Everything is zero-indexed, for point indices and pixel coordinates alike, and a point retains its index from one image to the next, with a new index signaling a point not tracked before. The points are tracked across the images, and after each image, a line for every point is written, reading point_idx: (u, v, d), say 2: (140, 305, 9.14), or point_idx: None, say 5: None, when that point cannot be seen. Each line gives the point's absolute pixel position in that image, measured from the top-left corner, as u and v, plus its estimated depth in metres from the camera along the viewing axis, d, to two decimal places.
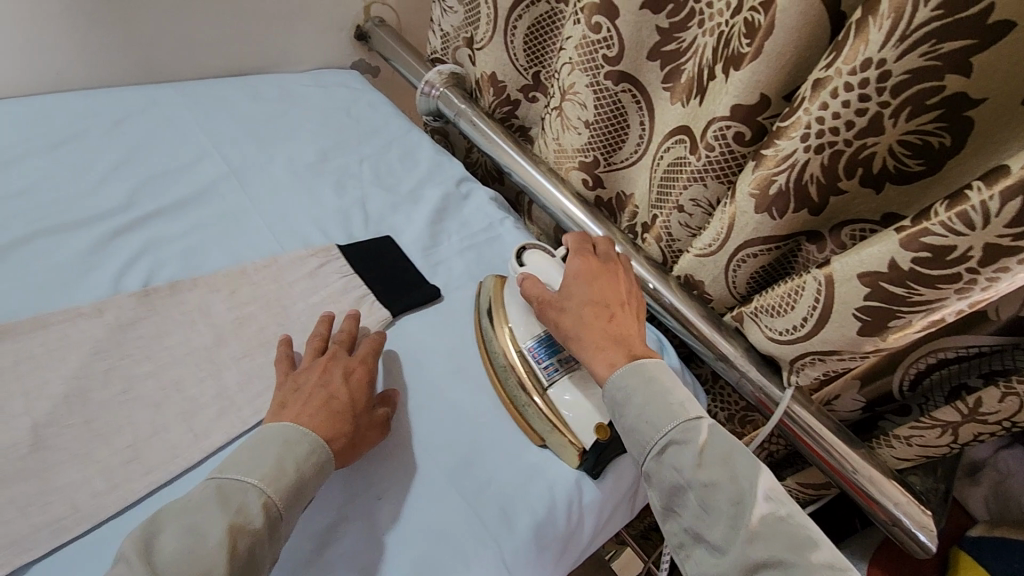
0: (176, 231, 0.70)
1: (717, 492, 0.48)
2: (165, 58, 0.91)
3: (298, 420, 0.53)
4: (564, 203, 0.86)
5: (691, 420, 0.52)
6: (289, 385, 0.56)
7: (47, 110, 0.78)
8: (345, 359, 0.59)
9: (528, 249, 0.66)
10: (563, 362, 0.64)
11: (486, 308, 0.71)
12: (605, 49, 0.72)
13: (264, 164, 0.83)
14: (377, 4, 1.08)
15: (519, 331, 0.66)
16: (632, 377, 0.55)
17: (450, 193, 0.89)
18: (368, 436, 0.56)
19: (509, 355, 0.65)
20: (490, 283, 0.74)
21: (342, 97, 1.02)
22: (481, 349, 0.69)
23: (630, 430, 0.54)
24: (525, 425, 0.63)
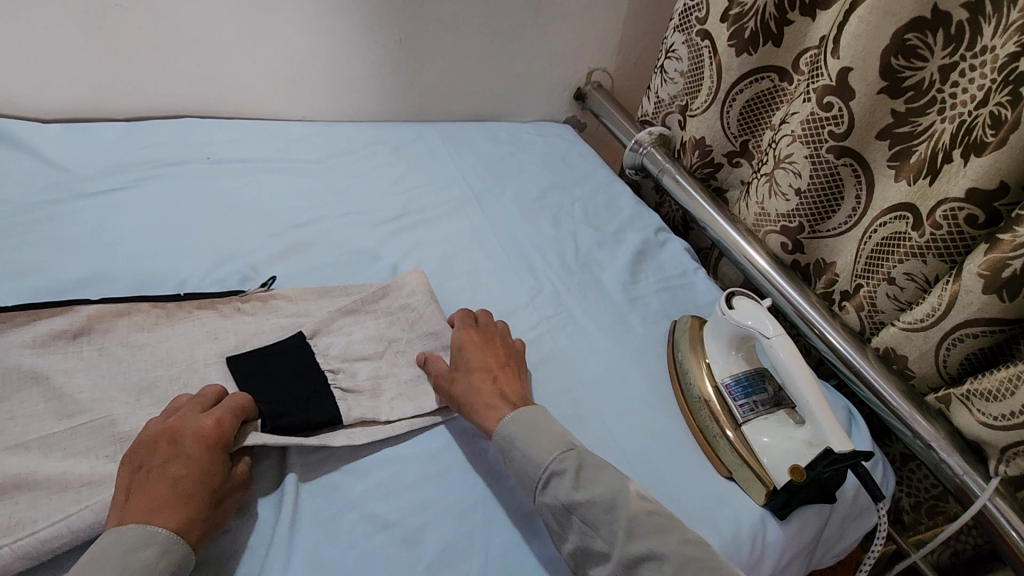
0: (434, 238, 0.87)
1: (582, 494, 0.54)
2: (429, 103, 1.12)
3: (148, 519, 0.47)
4: (759, 262, 0.90)
5: (564, 451, 0.58)
6: (128, 474, 0.49)
7: (347, 136, 1.01)
8: (193, 424, 0.53)
9: (735, 295, 0.72)
10: (758, 404, 0.68)
11: (680, 343, 0.78)
12: (832, 126, 0.77)
13: (498, 195, 0.99)
14: (598, 71, 1.24)
15: (717, 369, 0.72)
16: (518, 422, 0.60)
17: (649, 239, 0.98)
18: (229, 505, 0.52)
19: (704, 388, 0.71)
20: (689, 320, 0.81)
21: (558, 146, 1.18)
22: (673, 379, 0.75)
23: (517, 466, 0.58)
24: (714, 456, 0.68)
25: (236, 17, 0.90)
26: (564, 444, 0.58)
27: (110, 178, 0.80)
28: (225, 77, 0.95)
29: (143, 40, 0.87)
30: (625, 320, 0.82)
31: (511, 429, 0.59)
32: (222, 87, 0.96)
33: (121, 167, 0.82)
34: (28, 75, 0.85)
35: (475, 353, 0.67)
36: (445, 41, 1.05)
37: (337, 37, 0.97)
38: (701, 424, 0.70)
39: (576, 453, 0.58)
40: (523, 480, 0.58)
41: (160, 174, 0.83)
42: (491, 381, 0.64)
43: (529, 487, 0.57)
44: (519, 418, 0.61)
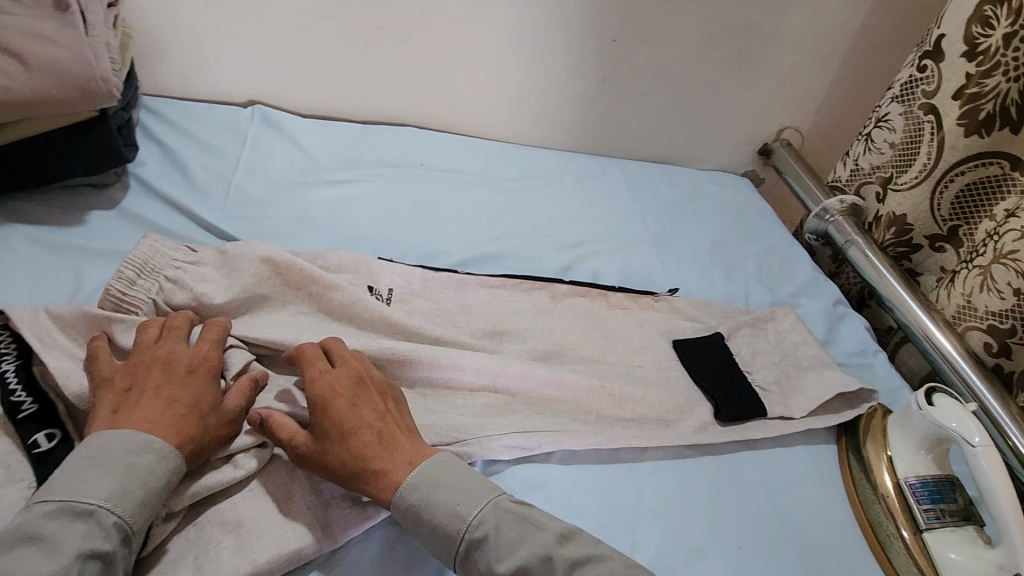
0: (611, 270, 0.90)
1: (135, 483, 0.46)
2: (614, 141, 1.16)
3: (148, 428, 0.50)
4: (956, 359, 0.82)
5: (482, 508, 0.52)
6: (119, 390, 0.52)
7: (536, 160, 1.08)
8: (187, 354, 0.56)
9: (936, 391, 0.67)
10: (947, 514, 0.63)
11: (857, 429, 0.74)
12: None
13: (673, 238, 1.00)
14: (790, 129, 1.21)
15: (900, 466, 0.68)
16: (435, 473, 0.53)
17: (829, 311, 0.93)
18: (215, 431, 0.53)
19: (882, 483, 0.67)
20: (871, 408, 0.76)
21: (736, 198, 1.16)
22: (843, 463, 0.72)
23: (424, 532, 0.51)
24: (883, 556, 0.63)
25: (461, 42, 0.97)
26: (485, 503, 0.52)
27: (345, 170, 0.92)
28: (442, 95, 1.03)
29: (377, 56, 0.96)
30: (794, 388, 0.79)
31: (419, 477, 0.53)
32: (431, 105, 1.04)
33: (354, 162, 0.94)
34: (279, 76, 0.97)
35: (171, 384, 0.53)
36: (646, 83, 1.08)
37: (547, 69, 1.02)
38: (871, 519, 0.66)
39: (500, 510, 0.52)
40: (444, 549, 0.51)
41: (380, 173, 0.93)
42: (379, 447, 0.54)
43: (447, 557, 0.51)
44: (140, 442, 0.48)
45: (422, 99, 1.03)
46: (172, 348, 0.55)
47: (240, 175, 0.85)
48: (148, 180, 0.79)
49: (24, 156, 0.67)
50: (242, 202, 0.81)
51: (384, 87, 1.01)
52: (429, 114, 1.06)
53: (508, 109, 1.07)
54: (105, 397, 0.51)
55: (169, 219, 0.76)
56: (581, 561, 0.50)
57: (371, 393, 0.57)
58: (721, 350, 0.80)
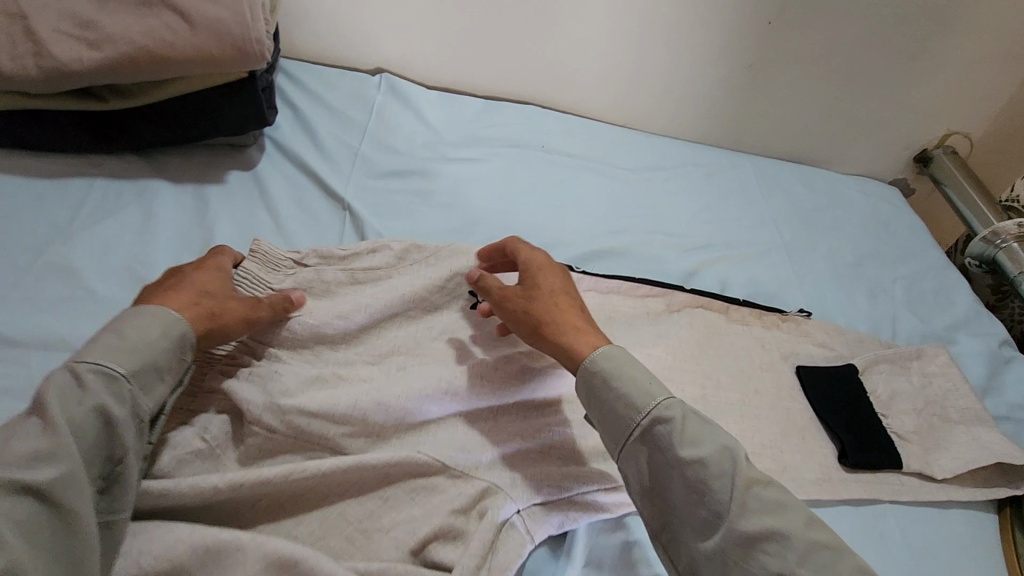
0: (740, 278, 0.83)
1: None
2: (750, 134, 1.06)
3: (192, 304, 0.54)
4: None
5: (668, 397, 0.51)
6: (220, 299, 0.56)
7: (663, 150, 1.01)
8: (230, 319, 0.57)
9: None
10: None
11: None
12: None
13: (810, 250, 0.91)
14: (957, 135, 1.06)
15: None
16: (628, 363, 0.53)
17: (992, 353, 0.81)
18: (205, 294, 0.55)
19: None
20: None
21: (882, 209, 1.04)
22: (1004, 534, 0.63)
23: (606, 412, 0.51)
24: None
25: (600, 17, 0.91)
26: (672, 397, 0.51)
27: (468, 147, 0.90)
28: (570, 74, 0.98)
29: (511, 28, 0.93)
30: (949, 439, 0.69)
31: (608, 358, 0.53)
32: (558, 82, 1.00)
33: (477, 140, 0.92)
34: (411, 45, 0.96)
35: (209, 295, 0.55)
36: (795, 74, 0.98)
37: (688, 52, 0.95)
38: None
39: (685, 406, 0.51)
40: (621, 423, 0.50)
41: (503, 153, 0.91)
42: (575, 334, 0.56)
43: (621, 434, 0.50)
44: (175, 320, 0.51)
45: (548, 76, 0.99)
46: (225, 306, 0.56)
47: (367, 145, 0.84)
48: (284, 144, 0.80)
49: (180, 114, 0.70)
50: (370, 173, 0.81)
51: (511, 63, 0.97)
52: (553, 93, 1.01)
53: (637, 93, 1.00)
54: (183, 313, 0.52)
55: (302, 186, 0.77)
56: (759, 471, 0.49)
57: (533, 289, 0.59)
58: (854, 384, 0.71)
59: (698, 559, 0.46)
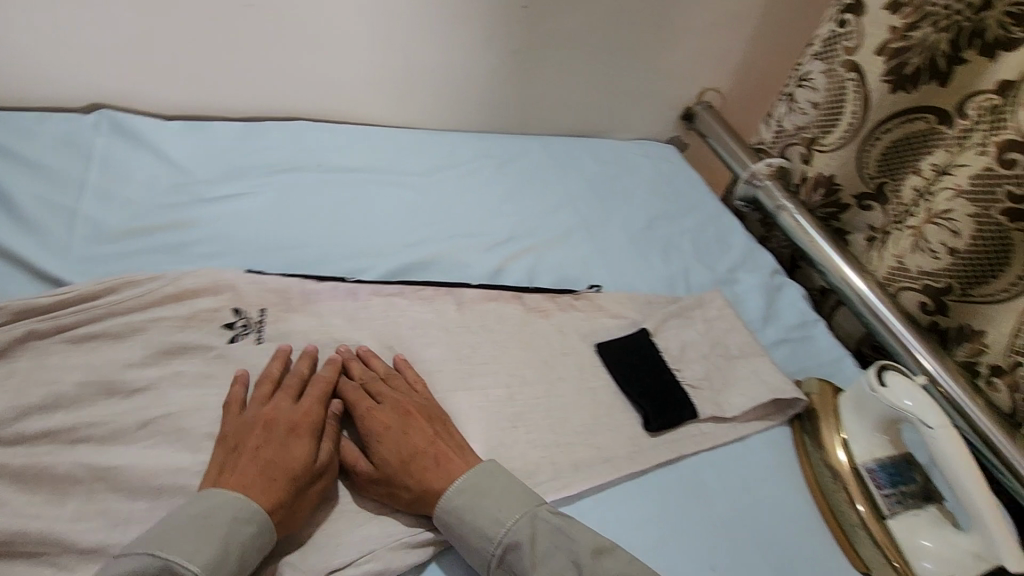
0: (547, 265, 0.82)
1: None
2: (535, 118, 1.07)
3: (237, 486, 0.49)
4: (901, 331, 0.81)
5: (538, 519, 0.53)
6: (250, 435, 0.52)
7: (452, 148, 0.97)
8: (287, 412, 0.55)
9: (888, 369, 0.63)
10: (906, 496, 0.61)
11: (810, 412, 0.71)
12: (1013, 186, 0.69)
13: (606, 222, 0.94)
14: (710, 91, 1.17)
15: (858, 449, 0.65)
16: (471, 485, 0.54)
17: (766, 284, 0.91)
18: (281, 448, 0.52)
19: (840, 467, 0.64)
20: (821, 386, 0.73)
21: (663, 168, 1.11)
22: (798, 452, 0.69)
23: (468, 547, 0.52)
24: (849, 547, 0.61)
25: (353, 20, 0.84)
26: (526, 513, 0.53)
27: (227, 182, 0.78)
28: (337, 82, 0.90)
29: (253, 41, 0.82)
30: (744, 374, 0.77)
31: (457, 491, 0.53)
32: (326, 94, 0.91)
33: (239, 172, 0.80)
34: (134, 74, 0.81)
35: (275, 441, 0.52)
36: (562, 56, 1.00)
37: (455, 45, 0.92)
38: (832, 508, 0.64)
39: (602, 544, 0.52)
40: (470, 553, 0.52)
41: (272, 182, 0.81)
42: (434, 465, 0.55)
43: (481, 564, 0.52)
44: (238, 505, 0.48)
45: (313, 87, 0.90)
46: (274, 408, 0.54)
47: (90, 204, 0.69)
48: None
49: None
50: (97, 237, 0.67)
51: (265, 80, 0.87)
52: (323, 104, 0.92)
53: (414, 92, 0.95)
54: (257, 486, 0.49)
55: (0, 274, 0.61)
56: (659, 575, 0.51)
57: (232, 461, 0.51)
58: (643, 346, 0.73)
59: None
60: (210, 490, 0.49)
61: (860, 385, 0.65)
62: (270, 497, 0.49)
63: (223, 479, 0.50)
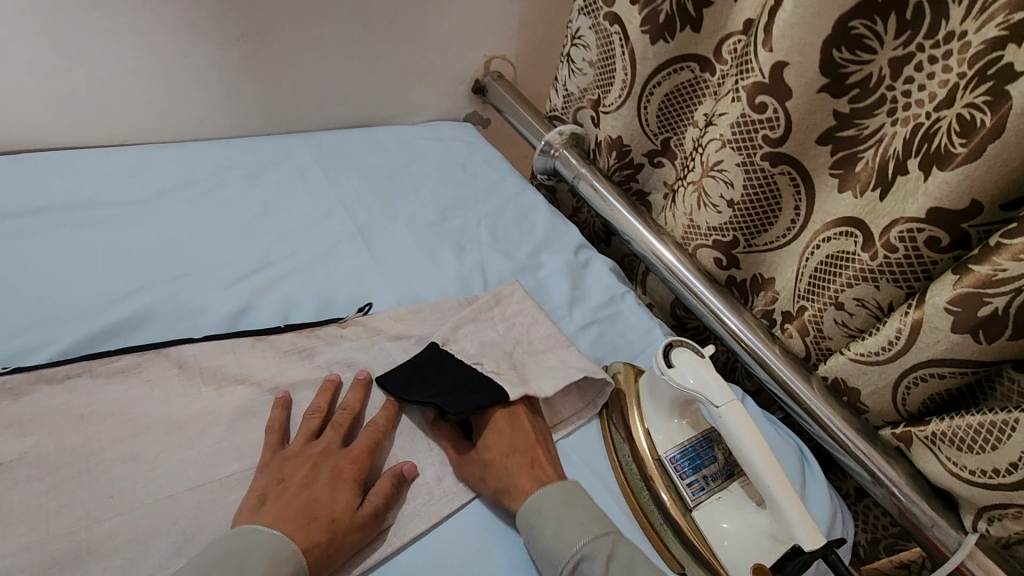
0: (307, 294, 0.69)
1: None
2: (293, 108, 0.93)
3: (275, 524, 0.47)
4: (706, 295, 0.79)
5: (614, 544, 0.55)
6: (273, 472, 0.51)
7: (185, 162, 0.80)
8: (339, 454, 0.53)
9: (677, 347, 0.59)
10: (710, 480, 0.57)
11: (615, 402, 0.65)
12: (767, 129, 0.66)
13: (387, 223, 0.82)
14: (496, 59, 1.09)
15: (659, 440, 0.60)
16: (541, 505, 0.53)
17: (569, 263, 0.85)
18: (340, 491, 0.50)
19: (645, 463, 0.59)
20: (623, 370, 0.67)
21: (458, 152, 1.00)
22: (608, 452, 0.63)
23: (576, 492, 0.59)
24: (662, 548, 0.56)
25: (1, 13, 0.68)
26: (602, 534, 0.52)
27: None
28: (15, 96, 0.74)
29: None
30: None
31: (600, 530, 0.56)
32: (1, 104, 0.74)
33: None
34: None
35: (323, 481, 0.51)
36: (303, 33, 0.87)
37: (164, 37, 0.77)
38: (644, 508, 0.58)
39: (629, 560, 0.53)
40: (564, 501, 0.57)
41: None
42: (532, 470, 0.56)
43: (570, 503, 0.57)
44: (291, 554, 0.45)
45: None
46: (328, 444, 0.53)
47: None
48: None
49: None
50: None
51: None
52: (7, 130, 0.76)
53: (125, 99, 0.80)
54: (274, 511, 0.48)
55: None
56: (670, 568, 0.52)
57: (340, 505, 0.49)
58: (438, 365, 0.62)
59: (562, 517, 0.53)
60: (253, 525, 0.46)
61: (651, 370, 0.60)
62: (305, 536, 0.47)
63: (263, 511, 0.48)
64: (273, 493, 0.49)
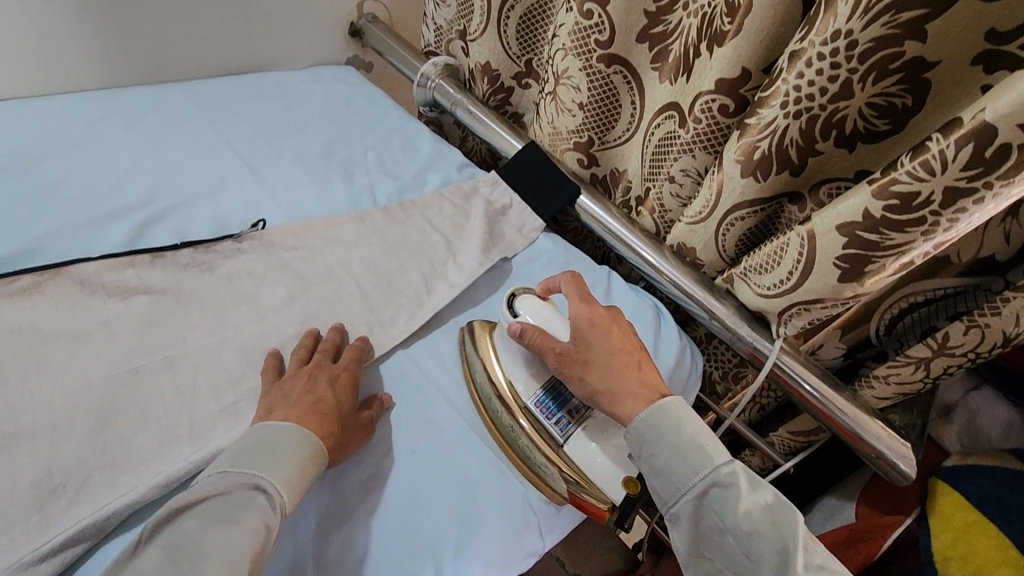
0: (200, 219, 0.74)
1: None
2: (164, 58, 0.94)
3: (288, 420, 0.54)
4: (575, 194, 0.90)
5: (727, 466, 0.56)
6: (276, 392, 0.58)
7: (58, 113, 0.80)
8: (328, 368, 0.61)
9: (523, 296, 0.67)
10: (574, 413, 0.64)
11: (472, 353, 0.69)
12: (597, 34, 0.77)
13: (274, 156, 0.87)
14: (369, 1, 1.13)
15: (520, 385, 0.65)
16: (663, 419, 0.58)
17: (452, 179, 0.93)
18: (341, 395, 0.59)
19: (509, 402, 0.64)
20: (471, 327, 0.71)
21: (340, 92, 1.06)
22: (475, 405, 0.67)
23: (660, 471, 0.57)
24: (533, 477, 0.62)
25: None
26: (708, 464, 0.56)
27: None
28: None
29: None
30: (437, 267, 0.79)
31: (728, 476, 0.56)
32: None
33: None
34: None
35: (323, 387, 0.59)
36: None
37: None
38: (513, 445, 0.63)
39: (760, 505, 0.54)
40: (671, 487, 0.57)
41: None
42: (637, 368, 0.62)
43: (677, 492, 0.57)
44: (309, 445, 0.53)
45: None
46: (319, 364, 0.61)
47: None
48: None
49: None
50: None
51: None
52: None
53: None
54: (290, 412, 0.55)
55: None
56: (760, 497, 0.55)
57: (341, 405, 0.58)
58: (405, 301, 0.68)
59: (680, 476, 0.56)
60: (265, 423, 0.54)
61: (502, 321, 0.68)
62: (322, 426, 0.55)
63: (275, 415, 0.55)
64: (280, 402, 0.57)
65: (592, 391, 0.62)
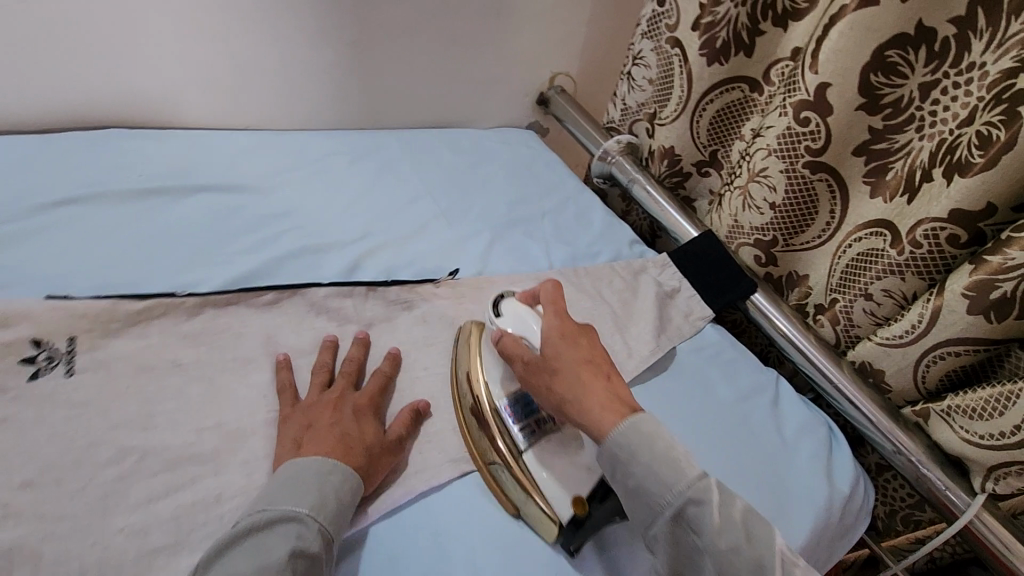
0: (401, 259, 0.81)
1: None
2: (382, 107, 1.06)
3: (317, 454, 0.52)
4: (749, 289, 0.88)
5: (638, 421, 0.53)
6: (298, 421, 0.55)
7: (297, 146, 0.92)
8: (351, 396, 0.59)
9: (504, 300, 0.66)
10: (539, 424, 0.61)
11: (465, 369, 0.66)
12: (809, 141, 0.76)
13: (465, 210, 0.94)
14: (561, 75, 1.21)
15: (494, 388, 0.63)
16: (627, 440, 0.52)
17: (623, 255, 0.96)
18: (366, 426, 0.56)
19: (485, 413, 0.62)
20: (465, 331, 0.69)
21: (522, 154, 1.12)
22: (454, 397, 0.65)
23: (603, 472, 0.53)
24: (493, 485, 0.60)
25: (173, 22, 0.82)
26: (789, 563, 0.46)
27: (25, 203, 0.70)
28: (165, 78, 0.86)
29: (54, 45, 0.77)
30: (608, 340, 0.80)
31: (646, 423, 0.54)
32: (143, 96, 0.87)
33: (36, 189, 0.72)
34: None
35: (346, 418, 0.56)
36: (402, 43, 1.00)
37: (289, 41, 0.90)
38: (477, 421, 0.62)
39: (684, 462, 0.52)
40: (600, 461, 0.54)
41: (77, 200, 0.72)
42: (604, 380, 0.58)
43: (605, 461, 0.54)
44: (338, 472, 0.51)
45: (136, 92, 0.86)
46: (340, 392, 0.58)
47: None
48: None
49: None
50: None
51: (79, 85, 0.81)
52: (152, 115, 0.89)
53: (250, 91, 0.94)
54: (316, 443, 0.53)
55: None
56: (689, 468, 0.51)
57: (369, 434, 0.56)
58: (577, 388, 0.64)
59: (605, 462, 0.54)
60: (293, 459, 0.52)
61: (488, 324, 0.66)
62: (350, 459, 0.53)
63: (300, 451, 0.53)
64: (304, 432, 0.54)
65: (577, 422, 0.56)
